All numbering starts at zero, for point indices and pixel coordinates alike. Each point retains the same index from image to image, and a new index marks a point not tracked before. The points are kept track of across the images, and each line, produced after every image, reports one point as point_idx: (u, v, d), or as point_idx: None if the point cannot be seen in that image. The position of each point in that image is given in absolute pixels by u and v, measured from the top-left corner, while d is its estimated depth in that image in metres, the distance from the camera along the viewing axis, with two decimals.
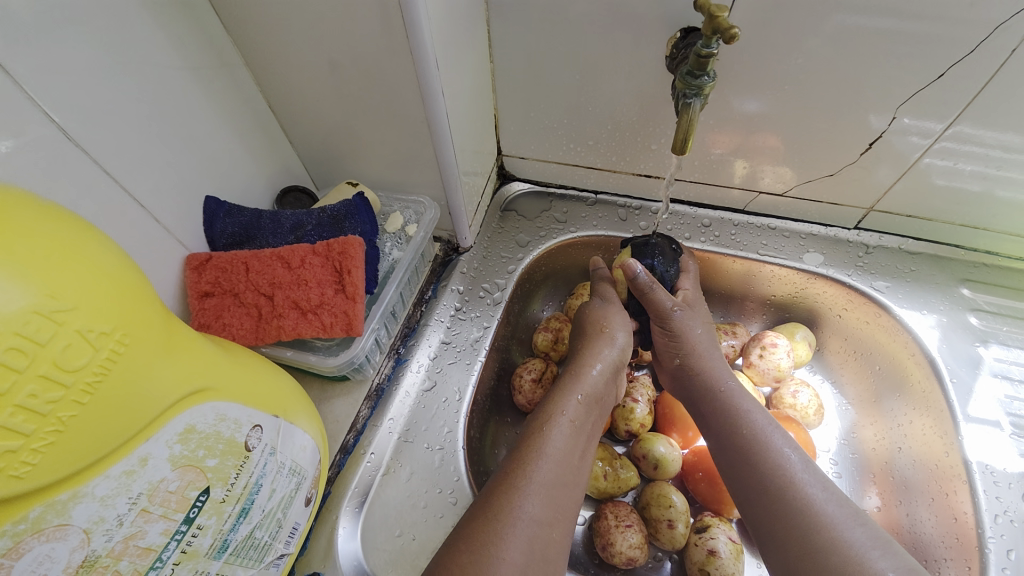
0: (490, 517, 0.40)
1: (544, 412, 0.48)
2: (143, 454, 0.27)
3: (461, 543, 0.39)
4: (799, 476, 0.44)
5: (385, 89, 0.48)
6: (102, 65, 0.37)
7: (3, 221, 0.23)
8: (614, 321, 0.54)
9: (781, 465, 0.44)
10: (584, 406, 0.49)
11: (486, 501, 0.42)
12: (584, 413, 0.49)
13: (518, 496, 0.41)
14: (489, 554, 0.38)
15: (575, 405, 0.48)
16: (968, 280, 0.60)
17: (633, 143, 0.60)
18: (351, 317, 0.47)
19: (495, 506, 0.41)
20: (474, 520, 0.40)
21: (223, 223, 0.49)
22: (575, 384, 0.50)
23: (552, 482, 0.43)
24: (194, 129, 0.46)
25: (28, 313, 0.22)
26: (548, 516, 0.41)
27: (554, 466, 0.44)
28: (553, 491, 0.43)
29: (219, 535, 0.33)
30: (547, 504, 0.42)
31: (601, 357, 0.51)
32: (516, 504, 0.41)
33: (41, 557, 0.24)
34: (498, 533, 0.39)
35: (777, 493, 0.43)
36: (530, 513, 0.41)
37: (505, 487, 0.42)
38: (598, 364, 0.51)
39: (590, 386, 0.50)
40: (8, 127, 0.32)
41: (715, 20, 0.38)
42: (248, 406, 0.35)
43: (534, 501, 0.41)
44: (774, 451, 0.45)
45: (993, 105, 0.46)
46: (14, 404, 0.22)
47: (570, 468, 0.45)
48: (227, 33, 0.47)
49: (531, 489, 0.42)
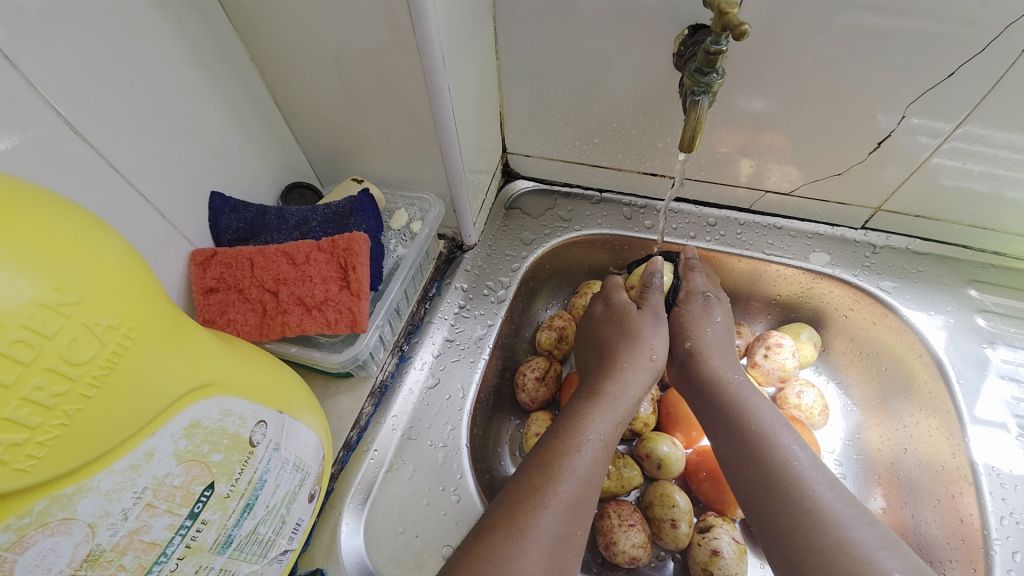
0: (512, 531, 0.40)
1: (570, 425, 0.47)
2: (149, 449, 0.27)
3: (478, 551, 0.39)
4: (809, 473, 0.44)
5: (391, 85, 0.48)
6: (109, 60, 0.37)
7: (10, 212, 0.23)
8: (662, 350, 0.53)
9: (788, 458, 0.45)
10: (617, 431, 0.48)
11: (508, 512, 0.41)
12: (614, 436, 0.48)
13: (541, 512, 0.41)
14: (508, 569, 0.38)
15: (611, 430, 0.48)
16: (976, 281, 0.60)
17: (639, 141, 0.60)
18: (356, 314, 0.47)
19: (518, 518, 0.40)
20: (493, 530, 0.40)
21: (228, 219, 0.49)
22: (611, 407, 0.49)
23: (576, 499, 0.43)
24: (200, 125, 0.46)
25: (35, 306, 0.22)
26: (567, 532, 0.41)
27: (580, 485, 0.43)
28: (576, 509, 0.42)
29: (223, 529, 0.33)
30: (568, 521, 0.42)
31: (638, 385, 0.51)
32: (539, 520, 0.40)
33: (44, 551, 0.24)
34: (520, 546, 0.39)
35: (787, 491, 0.43)
36: (550, 530, 0.40)
37: (527, 500, 0.42)
38: (636, 391, 0.51)
39: (625, 412, 0.49)
40: (14, 121, 0.32)
41: (725, 16, 0.38)
42: (252, 402, 0.35)
43: (556, 519, 0.41)
44: (782, 445, 0.45)
45: (1003, 106, 0.46)
46: (19, 397, 0.22)
47: (595, 488, 0.45)
48: (233, 28, 0.47)
49: (555, 506, 0.42)
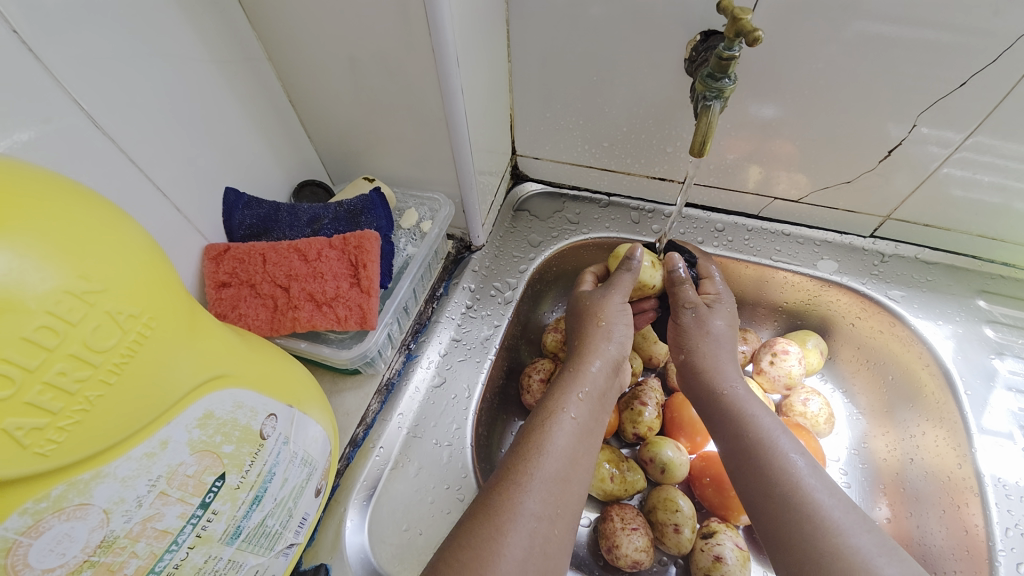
0: (491, 515, 0.39)
1: (546, 409, 0.46)
2: (164, 437, 0.28)
3: (462, 537, 0.38)
4: (806, 480, 0.42)
5: (404, 85, 0.48)
6: (129, 55, 0.38)
7: (41, 200, 0.23)
8: (609, 313, 0.52)
9: (787, 466, 0.43)
10: (587, 405, 0.47)
11: (487, 497, 0.41)
12: (587, 410, 0.47)
13: (520, 493, 0.40)
14: (489, 552, 0.37)
15: (578, 403, 0.46)
16: (985, 292, 0.59)
17: (649, 145, 0.60)
18: (366, 311, 0.47)
19: (497, 500, 0.40)
20: (475, 515, 0.40)
21: (242, 215, 0.50)
22: (576, 382, 0.48)
23: (556, 477, 0.42)
24: (215, 121, 0.47)
25: (60, 293, 0.23)
26: (549, 511, 0.40)
27: (557, 463, 0.42)
28: (558, 489, 0.41)
29: (233, 521, 0.33)
30: (550, 500, 0.41)
31: (599, 353, 0.50)
32: (518, 500, 0.40)
33: (60, 536, 0.25)
34: (499, 528, 0.38)
35: (782, 499, 0.41)
36: (533, 510, 0.39)
37: (507, 482, 0.41)
38: (598, 360, 0.49)
39: (590, 383, 0.48)
40: (35, 113, 0.33)
41: (738, 22, 0.38)
42: (264, 395, 0.35)
43: (537, 498, 0.40)
44: (780, 453, 0.44)
45: (1012, 117, 0.46)
46: (42, 381, 0.22)
47: (578, 466, 0.43)
48: (250, 28, 0.48)
49: (533, 485, 0.41)
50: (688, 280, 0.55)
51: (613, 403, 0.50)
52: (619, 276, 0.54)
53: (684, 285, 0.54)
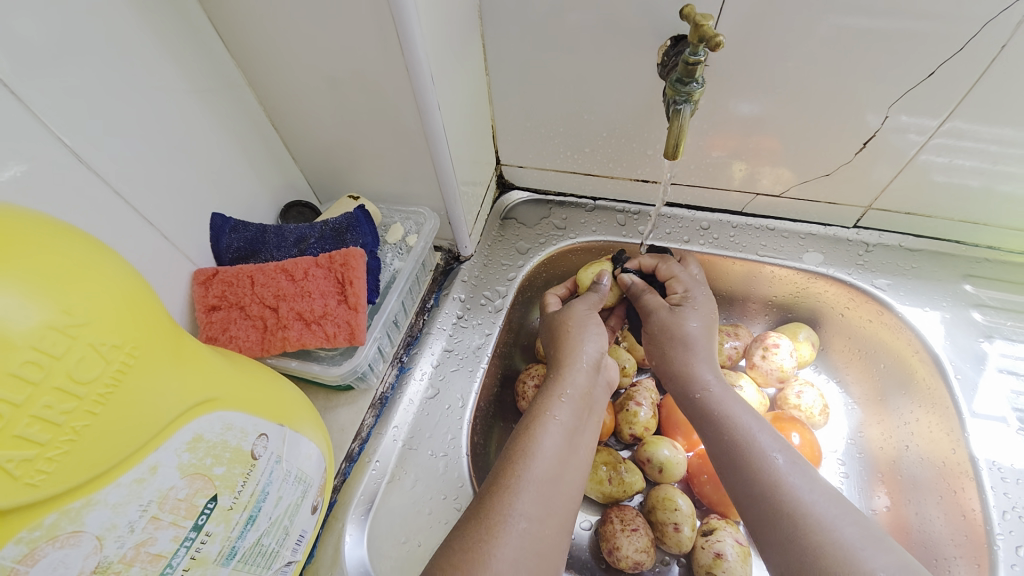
0: (482, 518, 0.39)
1: (531, 412, 0.47)
2: (153, 462, 0.28)
3: (456, 543, 0.38)
4: (788, 479, 0.42)
5: (384, 103, 0.49)
6: (111, 90, 0.39)
7: (25, 239, 0.24)
8: (578, 318, 0.53)
9: (771, 461, 0.43)
10: (570, 405, 0.47)
11: (481, 500, 0.41)
12: (572, 412, 0.47)
13: (513, 496, 0.40)
14: (481, 554, 0.37)
15: (560, 404, 0.47)
16: (970, 276, 0.60)
17: (629, 149, 0.61)
18: (354, 327, 0.48)
19: (488, 504, 0.40)
20: (468, 519, 0.40)
21: (229, 238, 0.51)
22: (556, 385, 0.48)
23: (546, 478, 0.42)
24: (200, 149, 0.48)
25: (44, 329, 0.23)
26: (541, 513, 0.40)
27: (547, 463, 0.43)
28: (548, 489, 0.42)
29: (227, 541, 0.34)
30: (540, 500, 0.41)
31: (577, 355, 0.50)
32: (510, 503, 0.40)
33: (55, 563, 0.25)
34: (491, 530, 0.39)
35: (764, 497, 0.42)
36: (523, 510, 0.40)
37: (499, 485, 0.41)
38: (577, 361, 0.50)
39: (572, 385, 0.48)
40: (19, 153, 0.34)
41: (700, 29, 0.39)
42: (254, 415, 0.36)
43: (527, 499, 0.40)
44: (758, 452, 0.44)
45: (986, 101, 0.47)
46: (30, 415, 0.23)
47: (566, 465, 0.44)
48: (232, 56, 0.49)
49: (524, 486, 0.41)
50: (647, 289, 0.56)
51: (601, 400, 0.50)
52: (587, 296, 0.56)
53: (645, 292, 0.55)
